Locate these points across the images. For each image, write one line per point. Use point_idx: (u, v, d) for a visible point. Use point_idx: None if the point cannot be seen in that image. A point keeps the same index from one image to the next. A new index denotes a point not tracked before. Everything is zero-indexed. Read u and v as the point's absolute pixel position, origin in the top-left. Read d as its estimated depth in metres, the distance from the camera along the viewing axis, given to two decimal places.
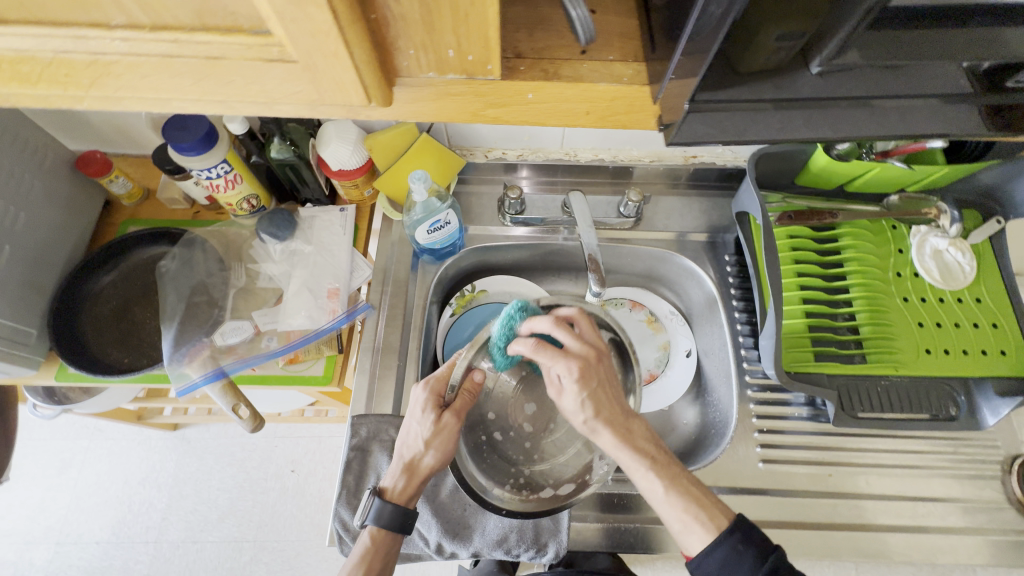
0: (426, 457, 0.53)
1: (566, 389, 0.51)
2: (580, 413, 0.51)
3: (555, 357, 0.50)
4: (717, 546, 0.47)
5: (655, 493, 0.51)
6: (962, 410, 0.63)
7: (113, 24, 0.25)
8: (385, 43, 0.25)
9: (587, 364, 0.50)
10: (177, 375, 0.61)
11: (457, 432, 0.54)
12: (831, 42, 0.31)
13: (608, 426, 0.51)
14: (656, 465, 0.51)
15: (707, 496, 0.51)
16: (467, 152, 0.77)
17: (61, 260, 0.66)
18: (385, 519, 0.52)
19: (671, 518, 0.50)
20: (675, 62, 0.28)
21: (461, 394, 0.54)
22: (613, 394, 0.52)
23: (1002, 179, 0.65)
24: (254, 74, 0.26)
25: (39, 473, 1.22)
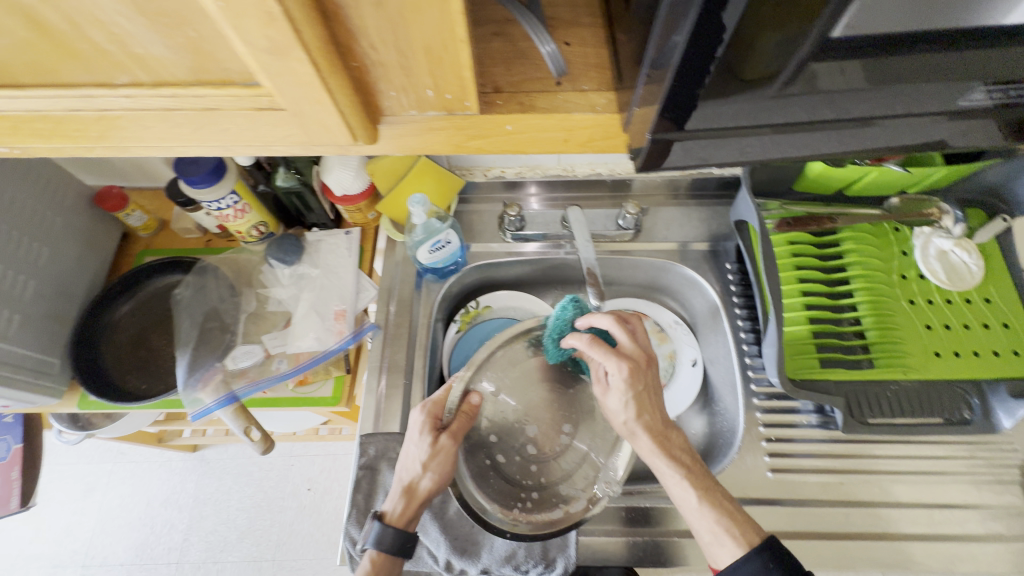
0: (424, 479, 0.55)
1: (613, 387, 0.55)
2: (624, 413, 0.55)
3: (607, 357, 0.54)
4: (745, 562, 0.45)
5: (687, 501, 0.51)
6: (977, 413, 0.61)
7: (116, 83, 0.27)
8: (370, 87, 0.26)
9: (636, 367, 0.55)
10: (193, 400, 0.63)
11: (452, 455, 0.56)
12: (782, 72, 0.28)
13: (648, 429, 0.54)
14: (690, 475, 0.52)
15: (739, 510, 0.50)
16: (466, 172, 0.79)
17: (81, 292, 0.69)
18: (386, 544, 0.52)
19: (700, 528, 0.50)
20: (638, 91, 0.30)
21: (458, 416, 0.57)
22: (656, 400, 0.56)
23: (1003, 177, 0.64)
24: (247, 122, 0.28)
25: (66, 497, 1.26)
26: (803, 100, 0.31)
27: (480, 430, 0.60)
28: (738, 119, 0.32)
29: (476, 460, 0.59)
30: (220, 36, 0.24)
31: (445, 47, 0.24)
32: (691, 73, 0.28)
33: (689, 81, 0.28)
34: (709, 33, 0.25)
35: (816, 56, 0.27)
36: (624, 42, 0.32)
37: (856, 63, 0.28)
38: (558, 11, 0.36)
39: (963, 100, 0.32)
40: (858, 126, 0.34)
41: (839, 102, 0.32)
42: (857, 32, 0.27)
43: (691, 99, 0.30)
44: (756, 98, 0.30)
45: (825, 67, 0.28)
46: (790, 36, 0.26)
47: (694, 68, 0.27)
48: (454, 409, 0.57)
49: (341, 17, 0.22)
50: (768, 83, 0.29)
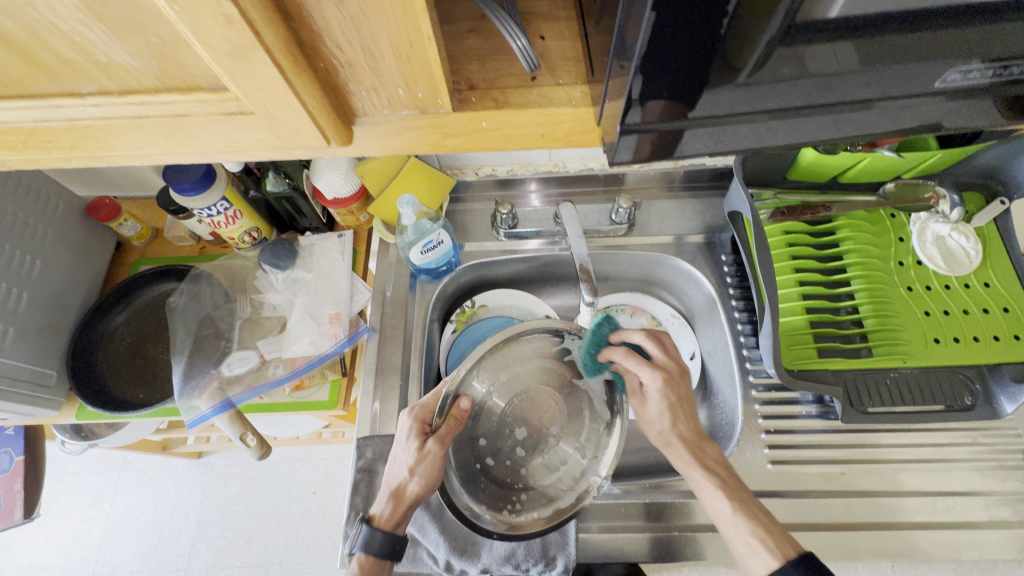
0: (412, 483, 0.54)
1: (651, 399, 0.58)
2: (660, 423, 0.58)
3: (641, 367, 0.57)
4: (779, 571, 0.46)
5: (720, 511, 0.53)
6: (978, 399, 0.61)
7: (84, 93, 0.27)
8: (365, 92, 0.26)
9: (669, 378, 0.58)
10: (189, 407, 0.63)
11: (441, 461, 0.54)
12: (750, 59, 0.28)
13: (682, 440, 0.57)
14: (725, 485, 0.54)
15: (774, 523, 0.51)
16: (457, 172, 0.78)
17: (77, 303, 0.69)
18: (374, 548, 0.53)
19: (734, 539, 0.51)
20: (606, 84, 0.30)
21: (447, 421, 0.53)
22: (689, 411, 0.58)
23: (1002, 159, 0.63)
24: (216, 127, 0.28)
25: (74, 507, 1.26)
26: (779, 90, 0.30)
27: (469, 431, 0.55)
28: (718, 111, 0.31)
29: (462, 461, 0.56)
30: (182, 42, 0.24)
31: (412, 46, 0.24)
32: (660, 64, 0.27)
33: (658, 72, 0.28)
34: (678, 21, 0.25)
35: (782, 40, 0.27)
36: (595, 33, 0.31)
37: (829, 47, 0.28)
38: (535, 7, 0.36)
39: (939, 81, 0.31)
40: (845, 113, 0.33)
41: (820, 89, 0.31)
42: (822, 16, 0.27)
43: (665, 91, 0.29)
44: (727, 86, 0.30)
45: (794, 51, 0.28)
46: (754, 19, 0.26)
47: (663, 59, 0.27)
48: (443, 414, 0.52)
49: (304, 16, 0.22)
50: (737, 72, 0.29)
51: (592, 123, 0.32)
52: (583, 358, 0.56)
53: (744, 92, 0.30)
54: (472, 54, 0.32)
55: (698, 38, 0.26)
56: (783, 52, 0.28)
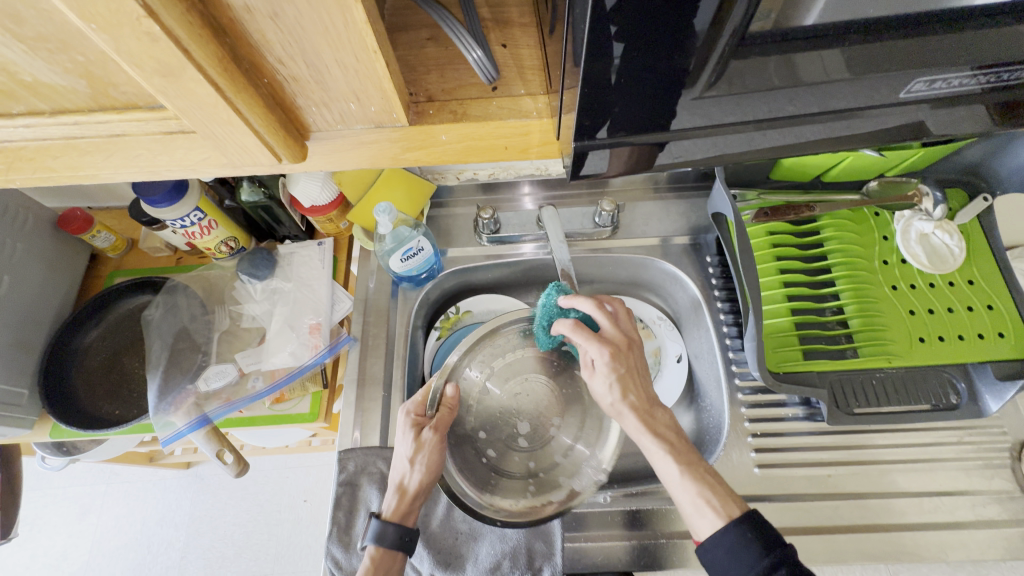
0: (414, 476, 0.54)
1: (596, 370, 0.54)
2: (608, 395, 0.53)
3: (589, 341, 0.54)
4: (727, 531, 0.44)
5: (670, 475, 0.49)
6: (964, 398, 0.60)
7: (14, 113, 0.26)
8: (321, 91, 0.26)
9: (619, 351, 0.54)
10: (163, 424, 0.62)
11: (440, 448, 0.56)
12: (703, 73, 0.27)
13: (634, 408, 0.53)
14: (673, 451, 0.50)
15: (721, 482, 0.49)
16: (438, 176, 0.77)
17: (49, 318, 0.67)
18: (388, 540, 0.51)
19: (682, 501, 0.48)
20: (562, 95, 0.29)
21: (441, 411, 0.58)
22: (643, 381, 0.54)
23: (986, 154, 0.63)
24: (158, 146, 0.28)
25: (60, 521, 1.24)
26: (742, 102, 0.30)
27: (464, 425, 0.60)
28: (693, 115, 0.30)
29: (463, 455, 0.59)
30: (111, 61, 0.23)
31: (360, 60, 0.24)
32: (606, 79, 0.26)
33: (613, 78, 0.27)
34: (632, 35, 0.24)
35: (736, 52, 0.26)
36: (553, 42, 0.30)
37: (796, 58, 0.27)
38: (502, 14, 0.35)
39: (903, 91, 0.30)
40: (825, 117, 0.32)
41: (787, 98, 0.30)
42: (787, 25, 0.26)
43: (627, 103, 0.28)
44: (681, 100, 0.29)
45: (747, 65, 0.27)
46: (700, 37, 0.25)
47: (617, 72, 0.26)
48: (435, 404, 0.58)
49: (239, 31, 0.22)
50: (693, 84, 0.28)
51: (555, 134, 0.31)
52: (535, 330, 0.59)
53: (703, 104, 0.30)
54: (431, 64, 0.31)
55: (646, 53, 0.25)
56: (739, 64, 0.27)
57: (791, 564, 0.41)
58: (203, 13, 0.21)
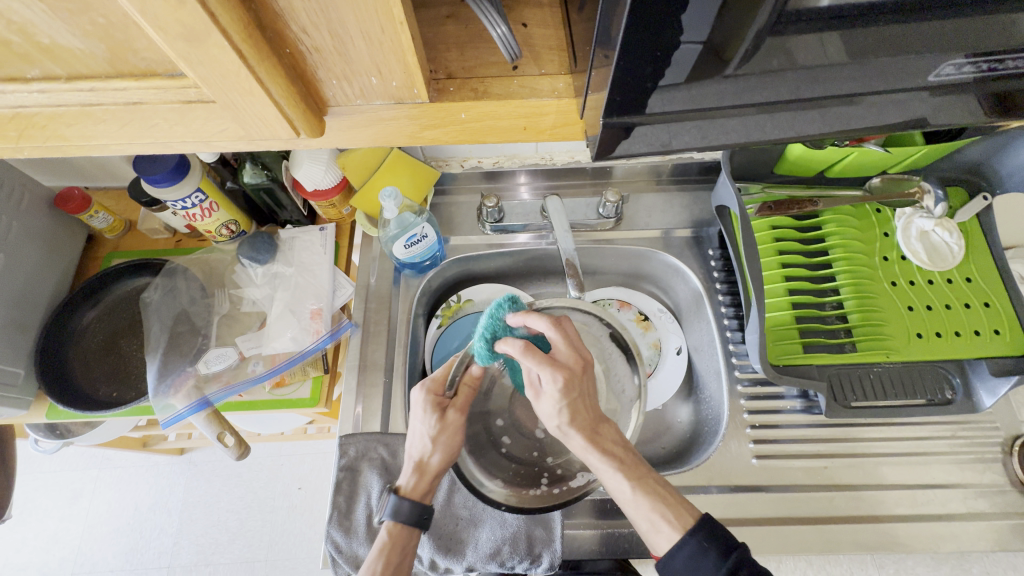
0: (434, 455, 0.55)
1: (546, 394, 0.51)
2: (555, 418, 0.51)
3: (542, 365, 0.49)
4: (684, 544, 0.45)
5: (621, 491, 0.50)
6: (958, 393, 0.61)
7: (29, 78, 0.26)
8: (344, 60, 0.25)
9: (574, 375, 0.50)
10: (163, 407, 0.62)
11: (459, 430, 0.57)
12: (738, 49, 0.27)
13: (581, 430, 0.50)
14: (623, 467, 0.50)
15: (672, 493, 0.50)
16: (442, 163, 0.77)
17: (46, 298, 0.66)
18: (404, 515, 0.53)
19: (638, 518, 0.49)
20: (590, 74, 0.28)
21: (461, 391, 0.58)
22: (590, 402, 0.52)
23: (987, 153, 0.64)
24: (176, 116, 0.27)
25: (52, 505, 1.24)
26: (770, 83, 0.29)
27: (482, 408, 0.62)
28: (715, 103, 0.30)
29: (477, 439, 0.60)
30: (133, 25, 0.23)
31: (385, 32, 0.23)
32: (630, 63, 0.26)
33: (640, 63, 0.26)
34: (659, 15, 0.24)
35: (773, 29, 0.26)
36: (578, 21, 0.29)
37: (816, 39, 0.27)
38: None
39: (933, 74, 0.30)
40: (848, 105, 0.31)
41: (805, 84, 0.30)
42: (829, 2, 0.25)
43: (649, 87, 0.28)
44: (714, 76, 0.28)
45: (783, 41, 0.27)
46: (735, 15, 0.24)
47: (642, 52, 0.26)
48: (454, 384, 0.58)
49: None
50: (725, 63, 0.27)
51: (575, 115, 0.31)
52: (476, 345, 0.54)
53: (728, 92, 0.29)
54: (451, 42, 0.31)
55: (671, 36, 0.25)
56: (770, 49, 0.27)
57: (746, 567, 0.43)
58: None
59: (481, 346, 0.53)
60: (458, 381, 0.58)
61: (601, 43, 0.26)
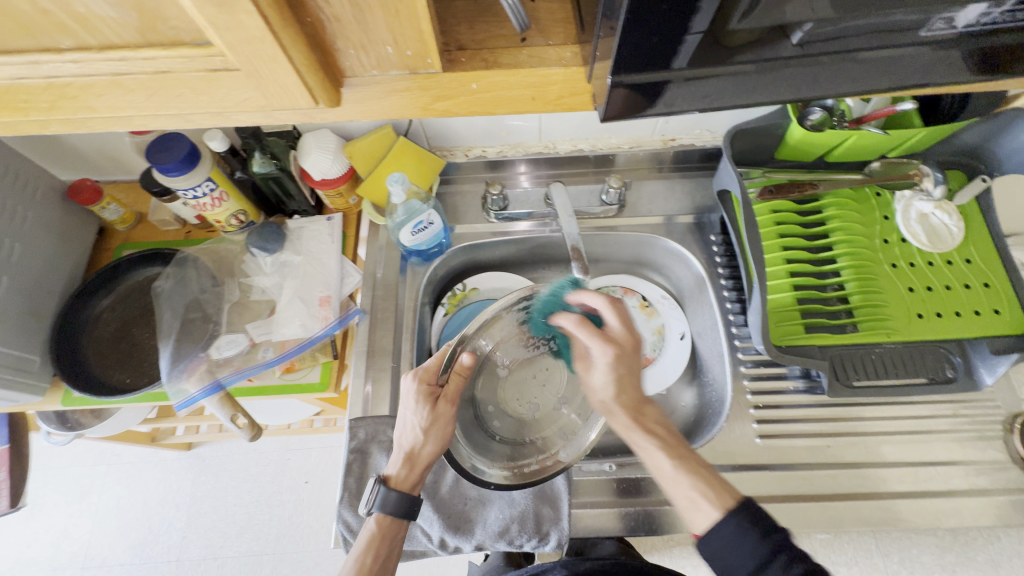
0: (427, 445, 0.55)
1: (597, 366, 0.55)
2: (602, 391, 0.55)
3: (593, 338, 0.54)
4: (723, 523, 0.45)
5: (661, 470, 0.51)
6: (960, 371, 0.62)
7: (62, 48, 0.27)
8: (356, 19, 0.26)
9: (622, 351, 0.55)
10: (177, 391, 0.63)
11: (451, 419, 0.57)
12: (736, 8, 0.27)
13: (624, 407, 0.54)
14: (666, 446, 0.52)
15: (715, 476, 0.50)
16: (447, 153, 0.78)
17: (60, 287, 0.67)
18: (391, 506, 0.53)
19: (677, 496, 0.49)
20: (596, 41, 0.29)
21: (453, 378, 0.56)
22: (638, 382, 0.56)
23: (986, 136, 0.64)
24: (201, 85, 0.29)
25: (61, 500, 1.25)
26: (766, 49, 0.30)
27: (469, 394, 0.60)
28: (717, 68, 0.31)
29: (465, 422, 0.60)
30: None
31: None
32: (635, 30, 0.27)
33: (645, 29, 0.27)
34: None
35: None
36: None
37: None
38: None
39: (923, 29, 0.30)
40: (848, 72, 0.32)
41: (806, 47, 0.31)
42: None
43: (651, 57, 0.30)
44: (714, 34, 0.29)
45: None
46: None
47: (646, 19, 0.27)
48: (446, 371, 0.56)
49: None
50: (727, 17, 0.28)
51: (582, 84, 0.32)
52: (531, 314, 0.57)
53: (725, 57, 0.31)
54: (461, 17, 0.33)
55: (673, 5, 0.26)
56: (771, 12, 0.28)
57: (789, 550, 0.43)
58: None
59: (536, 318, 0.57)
60: (451, 367, 0.56)
61: (604, 10, 0.28)
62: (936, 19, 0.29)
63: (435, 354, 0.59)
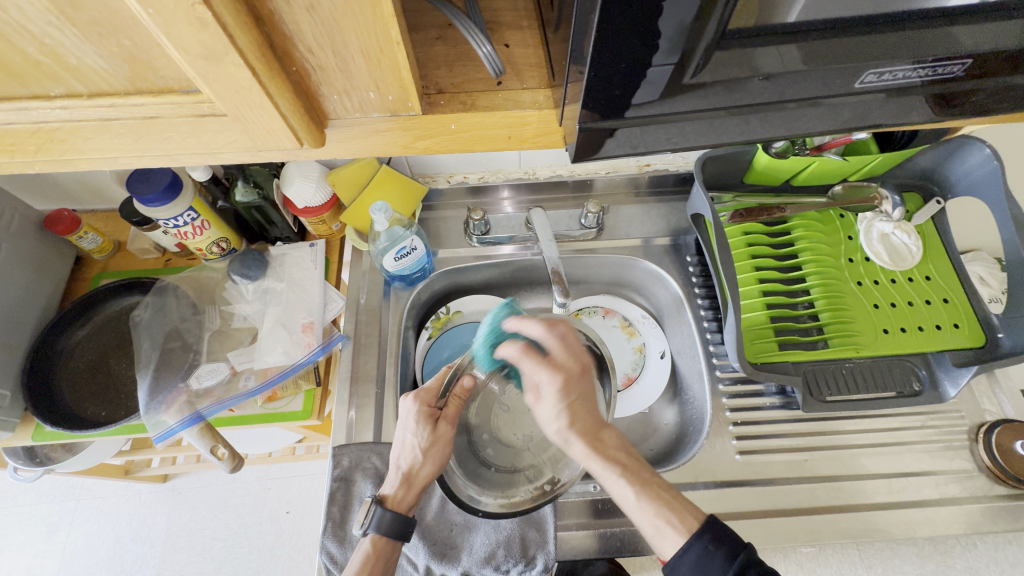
0: (424, 466, 0.57)
1: (545, 398, 0.54)
2: (555, 422, 0.53)
3: (539, 367, 0.54)
4: (689, 549, 0.46)
5: (626, 498, 0.51)
6: (925, 385, 0.64)
7: (52, 95, 0.28)
8: (332, 70, 0.28)
9: (570, 376, 0.54)
10: (155, 423, 0.62)
11: (450, 441, 0.58)
12: (692, 61, 0.29)
13: (581, 435, 0.53)
14: (626, 471, 0.52)
15: (677, 497, 0.51)
16: (429, 180, 0.80)
17: (33, 319, 0.66)
18: (385, 527, 0.53)
19: (642, 523, 0.49)
20: (566, 88, 0.31)
21: (452, 400, 0.59)
22: (590, 408, 0.55)
23: (937, 160, 0.69)
24: (189, 128, 0.30)
25: (27, 540, 1.19)
26: (724, 92, 0.33)
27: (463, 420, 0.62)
28: (682, 110, 0.33)
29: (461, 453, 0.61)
30: (156, 47, 0.25)
31: (382, 49, 0.27)
32: (603, 79, 0.29)
33: (610, 77, 0.29)
34: (622, 37, 0.27)
35: (719, 44, 0.29)
36: (555, 41, 0.33)
37: (761, 50, 0.30)
38: (498, 18, 0.39)
39: (857, 82, 0.33)
40: (802, 108, 0.35)
41: (763, 90, 0.33)
42: (767, 22, 0.29)
43: (619, 102, 0.31)
44: (673, 84, 0.31)
45: (729, 55, 0.30)
46: (688, 32, 0.27)
47: (610, 69, 0.29)
48: (447, 393, 0.59)
49: (275, 21, 0.25)
50: (684, 70, 0.30)
51: (555, 124, 0.34)
52: (476, 350, 0.57)
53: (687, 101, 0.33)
54: (439, 61, 0.35)
55: (633, 62, 0.29)
56: (724, 66, 0.31)
57: (755, 567, 0.44)
58: (247, 4, 0.24)
59: (483, 351, 0.57)
60: (451, 391, 0.59)
61: (572, 61, 0.30)
62: (871, 71, 0.32)
63: (436, 376, 0.61)
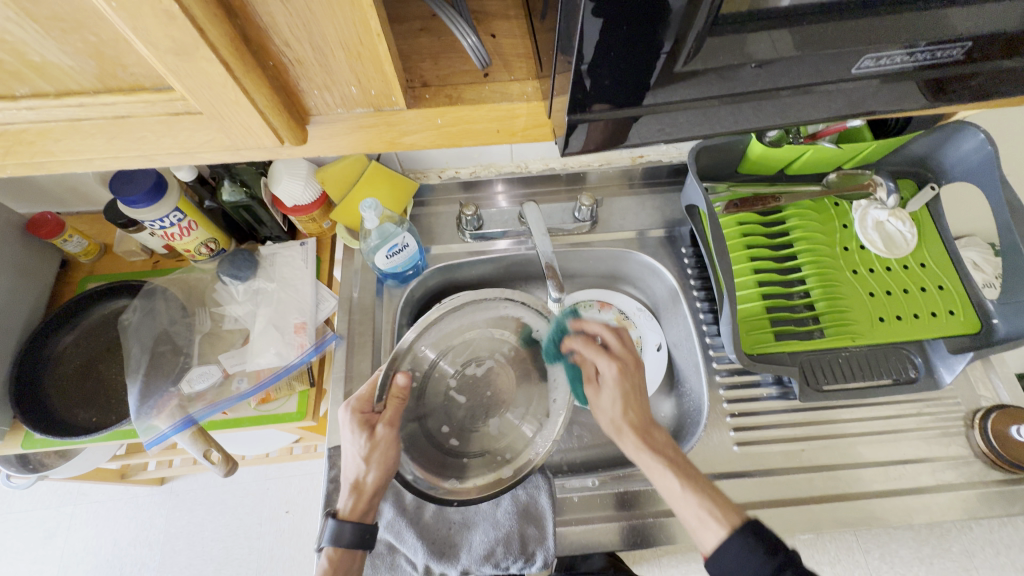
0: (369, 474, 0.53)
1: (604, 385, 0.56)
2: (611, 409, 0.56)
3: (599, 355, 0.56)
4: (731, 541, 0.46)
5: (671, 490, 0.51)
6: (921, 371, 0.64)
7: (18, 95, 0.27)
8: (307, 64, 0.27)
9: (626, 367, 0.56)
10: (146, 428, 0.61)
11: (394, 443, 0.53)
12: (683, 48, 0.28)
13: (633, 427, 0.55)
14: (673, 465, 0.52)
15: (720, 493, 0.50)
16: (420, 175, 0.79)
17: (18, 324, 0.65)
18: (345, 540, 0.51)
19: (685, 514, 0.50)
20: (554, 79, 0.31)
21: (389, 402, 0.52)
22: (644, 401, 0.56)
23: (930, 147, 0.68)
24: (163, 128, 0.29)
25: (24, 546, 1.18)
26: (715, 81, 0.32)
27: (415, 412, 0.54)
28: (673, 100, 0.33)
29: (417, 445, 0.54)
30: (124, 43, 0.24)
31: (362, 42, 0.26)
32: (592, 68, 0.29)
33: (598, 65, 0.28)
34: (610, 24, 0.26)
35: (711, 31, 0.28)
36: (542, 31, 0.32)
37: (752, 36, 0.29)
38: (485, 7, 0.38)
39: (854, 67, 0.32)
40: (796, 96, 0.34)
41: (756, 77, 0.32)
42: (758, 7, 0.28)
43: (609, 92, 0.31)
44: (663, 73, 0.30)
45: (721, 42, 0.29)
46: (678, 18, 0.26)
47: (598, 58, 0.28)
48: (383, 395, 0.51)
49: (248, 12, 0.24)
50: (674, 58, 0.29)
51: (544, 116, 0.34)
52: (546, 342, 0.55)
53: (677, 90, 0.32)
54: (424, 53, 0.34)
55: (622, 50, 0.28)
56: (716, 54, 0.30)
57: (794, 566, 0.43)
58: None
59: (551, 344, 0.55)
60: (387, 391, 0.51)
61: (560, 50, 0.29)
62: (866, 56, 0.31)
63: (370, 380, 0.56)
